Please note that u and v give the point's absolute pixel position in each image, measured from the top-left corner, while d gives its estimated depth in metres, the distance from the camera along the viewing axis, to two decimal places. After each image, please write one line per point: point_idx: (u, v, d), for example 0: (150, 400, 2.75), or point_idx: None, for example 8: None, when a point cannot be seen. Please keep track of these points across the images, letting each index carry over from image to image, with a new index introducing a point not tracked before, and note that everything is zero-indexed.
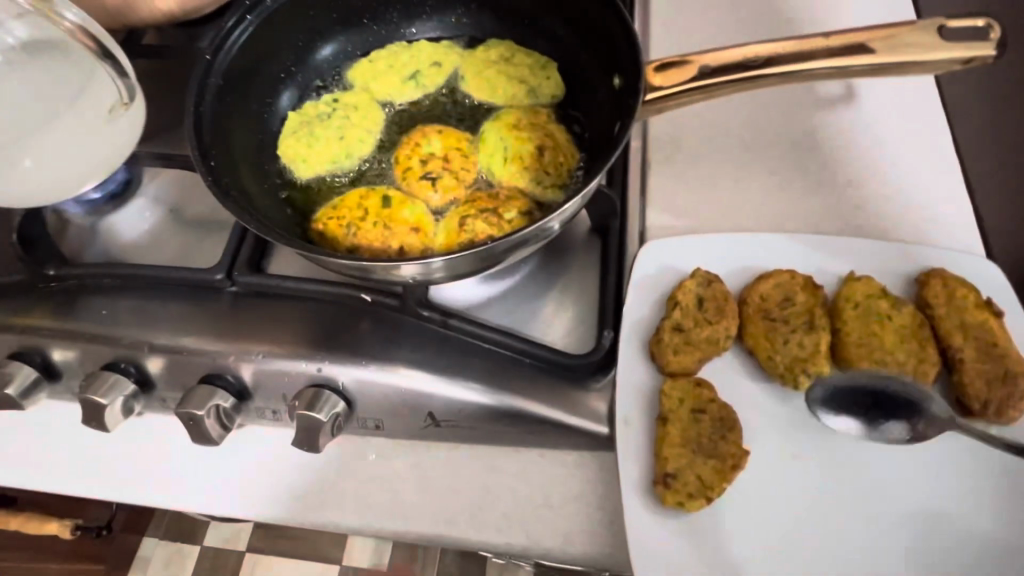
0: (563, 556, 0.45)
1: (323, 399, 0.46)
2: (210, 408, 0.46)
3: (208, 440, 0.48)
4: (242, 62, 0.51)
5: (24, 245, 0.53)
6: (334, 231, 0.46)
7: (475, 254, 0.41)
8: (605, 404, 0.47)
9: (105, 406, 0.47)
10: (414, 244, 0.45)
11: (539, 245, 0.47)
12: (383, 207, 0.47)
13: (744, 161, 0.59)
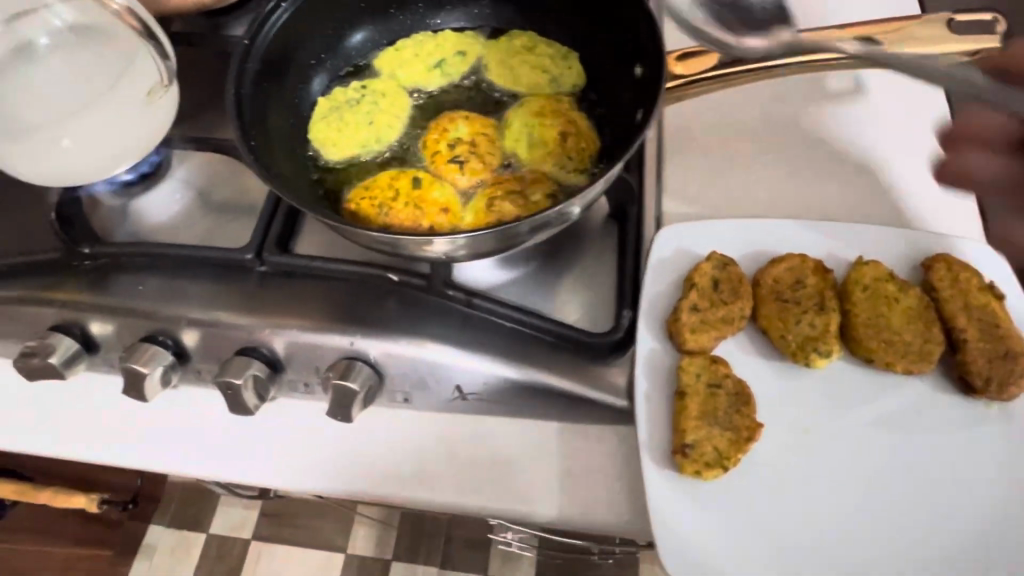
0: (585, 523, 0.47)
1: (355, 371, 0.48)
2: (249, 379, 0.48)
3: (243, 409, 0.49)
4: (276, 47, 0.52)
5: (65, 225, 0.55)
6: (367, 210, 0.48)
7: (505, 231, 0.43)
8: (625, 379, 0.49)
9: (145, 375, 0.48)
10: (445, 224, 0.47)
11: (561, 229, 0.49)
12: (414, 188, 0.48)
13: (756, 151, 0.61)
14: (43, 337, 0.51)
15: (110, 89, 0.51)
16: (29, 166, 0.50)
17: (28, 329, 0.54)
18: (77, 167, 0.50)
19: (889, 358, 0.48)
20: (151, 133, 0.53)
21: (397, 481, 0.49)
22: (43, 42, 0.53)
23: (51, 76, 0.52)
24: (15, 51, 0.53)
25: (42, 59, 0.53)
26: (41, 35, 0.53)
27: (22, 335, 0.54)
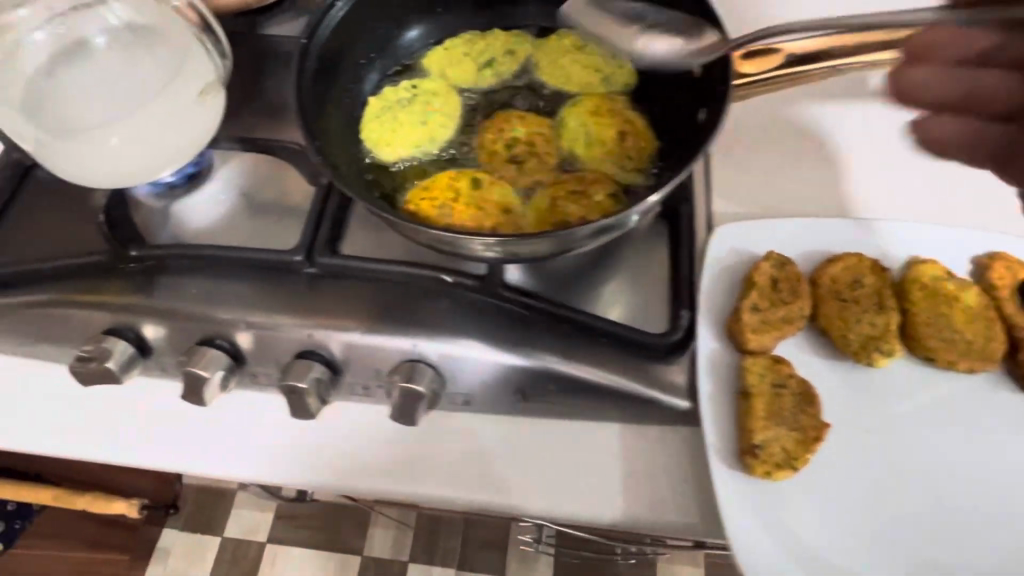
0: (651, 525, 0.46)
1: (420, 372, 0.47)
2: (312, 381, 0.47)
3: (305, 413, 0.49)
4: (330, 46, 0.52)
5: (111, 227, 0.55)
6: (427, 211, 0.48)
7: (567, 235, 0.43)
8: (685, 378, 0.49)
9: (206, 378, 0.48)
10: (507, 224, 0.47)
11: (616, 235, 0.48)
12: (474, 189, 0.48)
13: (803, 150, 0.61)
14: (100, 342, 0.49)
15: (164, 87, 0.51)
16: (76, 165, 0.49)
17: (77, 333, 0.53)
18: (122, 167, 0.49)
19: (953, 357, 0.48)
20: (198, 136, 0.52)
21: (458, 483, 0.49)
22: (100, 43, 0.53)
23: (101, 76, 0.52)
24: (72, 52, 0.53)
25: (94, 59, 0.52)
26: (99, 36, 0.54)
27: (71, 340, 0.54)
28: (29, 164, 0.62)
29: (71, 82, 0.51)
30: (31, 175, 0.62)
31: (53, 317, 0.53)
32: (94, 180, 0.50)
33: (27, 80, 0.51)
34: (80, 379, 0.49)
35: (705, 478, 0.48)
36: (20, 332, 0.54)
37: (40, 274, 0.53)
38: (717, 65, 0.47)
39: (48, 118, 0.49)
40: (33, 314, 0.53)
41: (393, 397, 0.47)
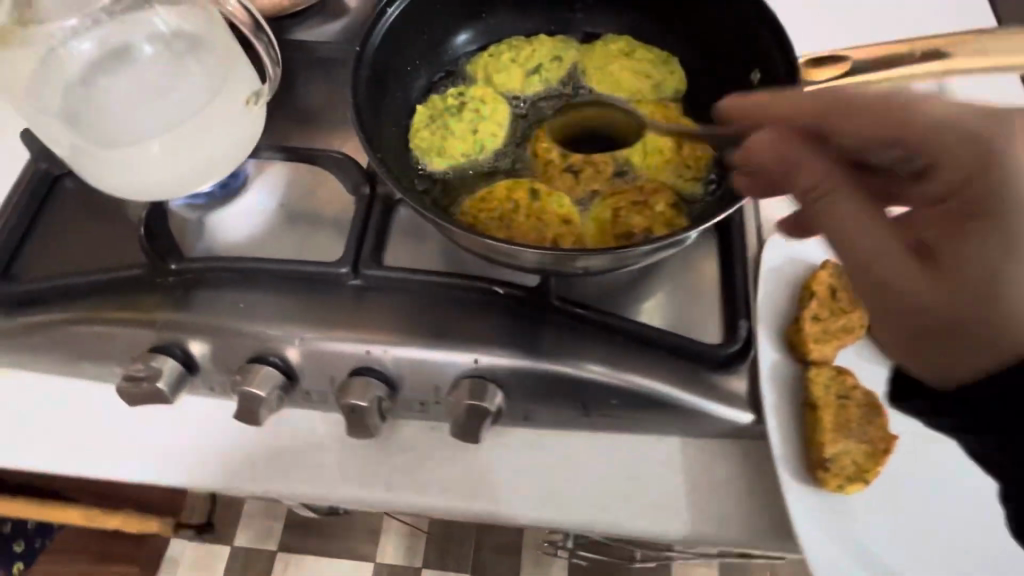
0: (719, 541, 0.45)
1: (484, 388, 0.46)
2: (372, 400, 0.46)
3: (365, 431, 0.47)
4: (381, 53, 0.50)
5: (151, 239, 0.52)
6: (485, 223, 0.47)
7: (625, 253, 0.41)
8: (747, 389, 0.48)
9: (263, 398, 0.47)
10: (569, 237, 0.46)
11: (672, 252, 0.46)
12: (533, 200, 0.47)
13: None
14: (147, 361, 0.48)
15: (212, 99, 0.48)
16: (114, 174, 0.47)
17: (116, 351, 0.51)
18: (161, 176, 0.48)
19: None
20: (237, 145, 0.50)
21: (519, 500, 0.48)
22: (146, 50, 0.50)
23: (143, 83, 0.49)
24: (113, 58, 0.50)
25: (135, 65, 0.50)
26: (144, 42, 0.50)
27: (110, 357, 0.52)
28: (58, 175, 0.60)
29: (113, 91, 0.49)
30: (60, 186, 0.60)
31: (89, 334, 0.51)
32: (129, 189, 0.49)
33: (64, 86, 0.48)
34: (128, 399, 0.48)
35: (772, 493, 0.47)
36: (54, 349, 0.52)
37: (77, 290, 0.52)
38: (780, 71, 0.45)
39: (91, 129, 0.47)
40: (71, 331, 0.51)
41: (457, 413, 0.46)
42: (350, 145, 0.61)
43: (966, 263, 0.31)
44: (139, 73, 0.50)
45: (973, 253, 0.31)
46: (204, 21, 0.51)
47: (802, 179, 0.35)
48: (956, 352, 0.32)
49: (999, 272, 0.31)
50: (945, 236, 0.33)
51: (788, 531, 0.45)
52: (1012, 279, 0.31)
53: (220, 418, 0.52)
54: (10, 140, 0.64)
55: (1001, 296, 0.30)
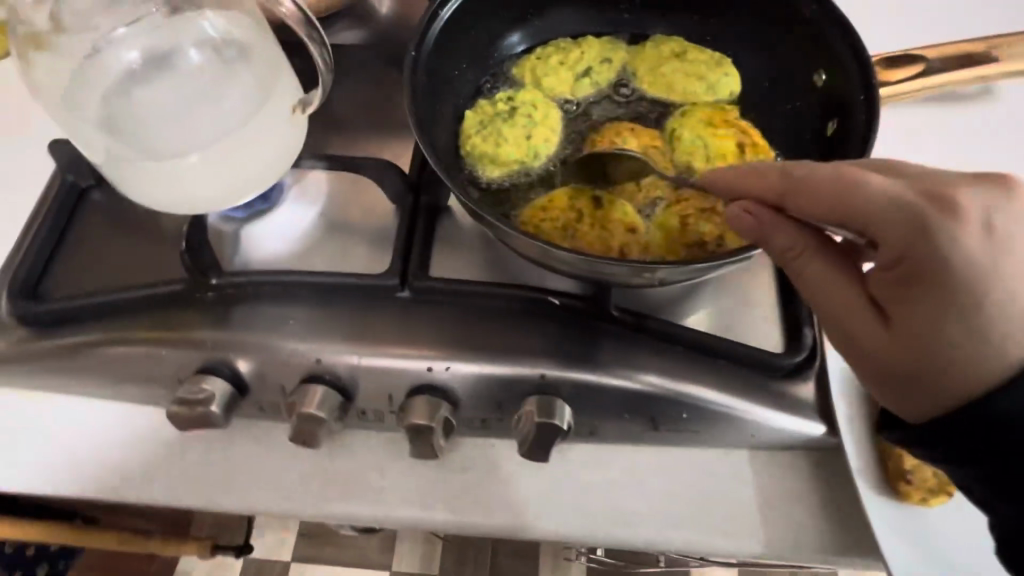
0: (796, 557, 0.44)
1: (553, 406, 0.44)
2: (440, 420, 0.45)
3: (428, 452, 0.46)
4: (431, 57, 0.48)
5: (192, 255, 0.50)
6: (547, 233, 0.45)
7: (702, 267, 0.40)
8: (818, 398, 0.47)
9: (325, 419, 0.46)
10: (637, 246, 0.44)
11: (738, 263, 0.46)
12: (596, 209, 0.45)
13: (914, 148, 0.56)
14: (198, 384, 0.46)
15: (255, 112, 0.44)
16: (150, 185, 0.43)
17: (158, 372, 0.49)
18: (200, 189, 0.44)
19: None
20: (278, 158, 0.47)
21: (587, 519, 0.46)
22: (193, 58, 0.46)
23: (184, 89, 0.45)
24: (154, 61, 0.46)
25: (176, 69, 0.46)
26: (191, 47, 0.46)
27: (151, 379, 0.50)
28: (85, 187, 0.58)
29: (149, 96, 0.45)
30: (87, 199, 0.58)
31: (130, 355, 0.49)
32: (165, 202, 0.45)
33: (100, 88, 0.44)
34: (178, 425, 0.46)
35: (847, 505, 0.46)
36: (93, 371, 0.50)
37: (118, 309, 0.50)
38: (852, 72, 0.44)
39: (123, 134, 0.43)
40: (111, 351, 0.49)
41: (525, 431, 0.44)
42: (391, 153, 0.60)
43: (920, 324, 0.34)
44: (180, 78, 0.45)
45: (920, 317, 0.34)
46: (259, 36, 0.47)
47: (778, 242, 0.38)
48: (916, 398, 0.36)
49: (939, 334, 0.34)
50: (897, 300, 0.35)
51: (867, 545, 0.44)
52: (955, 339, 0.34)
53: (270, 439, 0.50)
54: (32, 152, 0.61)
55: (943, 353, 0.34)
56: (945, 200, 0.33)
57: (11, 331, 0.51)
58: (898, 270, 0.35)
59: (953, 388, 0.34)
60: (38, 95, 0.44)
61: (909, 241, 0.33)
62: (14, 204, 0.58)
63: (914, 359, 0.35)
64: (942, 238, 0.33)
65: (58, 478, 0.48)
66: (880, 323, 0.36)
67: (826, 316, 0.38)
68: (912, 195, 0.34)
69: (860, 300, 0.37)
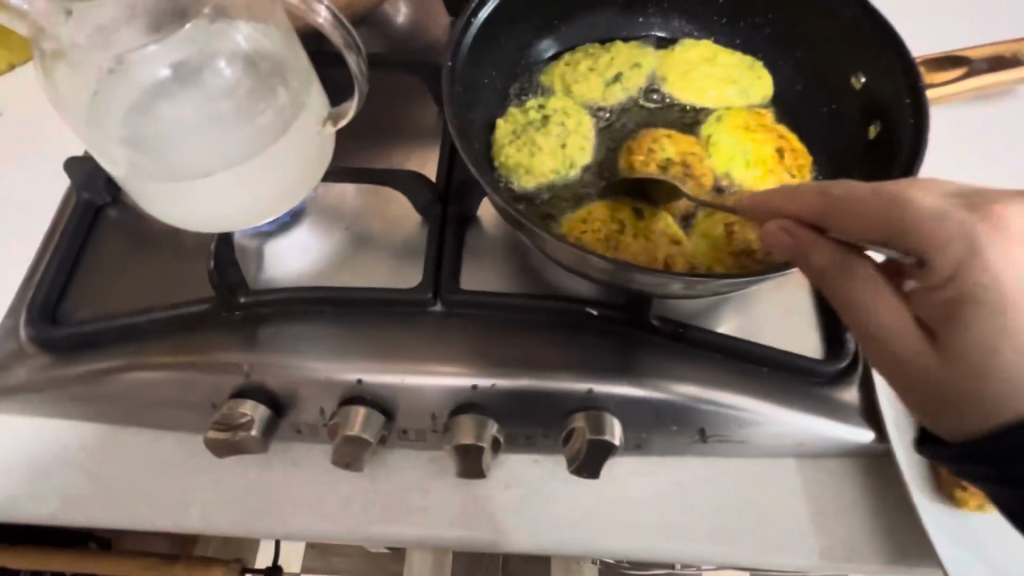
0: (850, 567, 0.44)
1: (604, 422, 0.44)
2: (488, 439, 0.45)
3: (475, 471, 0.45)
4: (464, 65, 0.47)
5: (219, 271, 0.48)
6: (590, 244, 0.44)
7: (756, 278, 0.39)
8: (864, 406, 0.47)
9: (371, 442, 0.45)
10: (682, 257, 0.43)
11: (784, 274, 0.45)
12: (638, 220, 0.45)
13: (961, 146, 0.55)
14: (236, 410, 0.45)
15: (286, 128, 0.42)
16: (179, 204, 0.42)
17: (189, 396, 0.48)
18: (229, 206, 0.43)
19: None
20: (308, 171, 0.45)
21: (637, 534, 0.45)
22: (224, 72, 0.44)
23: (211, 104, 0.43)
24: (181, 75, 0.43)
25: (202, 83, 0.43)
26: (221, 60, 0.44)
27: (182, 403, 0.48)
28: (101, 205, 0.56)
29: (177, 113, 0.42)
30: (104, 217, 0.56)
31: (160, 380, 0.47)
32: (193, 221, 0.44)
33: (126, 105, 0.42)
34: (215, 452, 0.45)
35: (897, 511, 0.45)
36: (121, 397, 0.48)
37: (145, 331, 0.48)
38: (896, 75, 0.44)
39: (151, 154, 0.41)
40: (138, 376, 0.47)
41: (574, 449, 0.44)
42: (416, 164, 0.58)
43: (970, 344, 0.33)
44: (207, 92, 0.43)
45: (972, 337, 0.33)
46: (290, 50, 0.45)
47: (816, 261, 0.37)
48: (968, 421, 0.35)
49: (994, 354, 0.33)
50: (944, 321, 0.34)
51: (919, 552, 0.44)
52: (1010, 358, 0.33)
53: (308, 462, 0.49)
54: (42, 168, 0.59)
55: (994, 373, 0.33)
56: (992, 215, 0.33)
57: (30, 357, 0.49)
58: (946, 290, 0.34)
59: (1008, 412, 0.33)
60: (63, 114, 0.42)
61: (959, 260, 0.33)
62: (26, 223, 0.56)
63: (966, 380, 0.34)
64: (994, 256, 0.32)
65: (88, 509, 0.47)
66: (927, 344, 0.35)
67: (869, 338, 0.36)
68: (959, 213, 0.33)
69: (906, 321, 0.35)
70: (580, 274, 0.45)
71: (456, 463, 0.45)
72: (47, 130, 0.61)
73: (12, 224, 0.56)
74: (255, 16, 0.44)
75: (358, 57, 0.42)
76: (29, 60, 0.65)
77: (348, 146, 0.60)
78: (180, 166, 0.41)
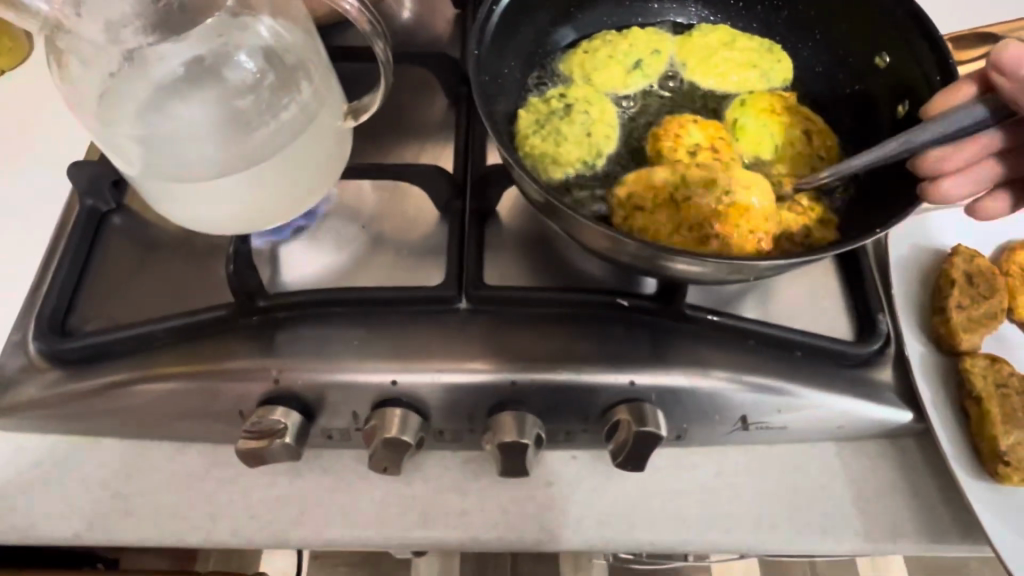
0: (895, 548, 0.44)
1: (647, 414, 0.43)
2: (531, 436, 0.44)
3: (517, 469, 0.44)
4: (484, 54, 0.46)
5: (237, 275, 0.46)
6: (649, 172, 0.45)
7: (804, 258, 0.37)
8: (899, 388, 0.47)
9: (411, 445, 0.43)
10: (732, 171, 0.45)
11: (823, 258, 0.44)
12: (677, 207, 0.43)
13: None
14: (268, 417, 0.44)
15: (309, 124, 0.41)
16: (199, 206, 0.40)
17: (213, 406, 0.46)
18: (251, 206, 0.41)
19: None
20: (329, 168, 0.44)
21: (682, 526, 0.45)
22: (244, 65, 0.42)
23: (227, 100, 0.41)
24: (199, 70, 0.42)
25: (217, 79, 0.42)
26: (240, 53, 0.42)
27: (205, 414, 0.46)
28: (105, 211, 0.54)
29: (191, 111, 0.40)
30: (108, 224, 0.54)
31: (182, 390, 0.45)
32: (209, 223, 0.42)
33: (143, 102, 0.40)
34: (248, 461, 0.44)
35: (935, 490, 0.46)
36: (139, 410, 0.46)
37: (165, 340, 0.46)
38: (923, 53, 0.45)
39: (169, 154, 0.39)
40: (155, 387, 0.45)
41: (621, 440, 0.43)
42: (431, 160, 0.57)
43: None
44: (222, 88, 0.41)
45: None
46: (310, 44, 0.43)
47: None
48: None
49: None
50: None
51: (960, 530, 0.45)
52: None
53: (340, 468, 0.48)
54: (38, 175, 0.56)
55: None
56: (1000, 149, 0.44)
57: (41, 373, 0.47)
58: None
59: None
60: (76, 113, 0.40)
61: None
62: (23, 233, 0.54)
63: None
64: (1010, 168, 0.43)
65: (111, 528, 0.45)
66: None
67: None
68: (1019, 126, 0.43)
69: None
70: (614, 263, 0.43)
71: (497, 462, 0.44)
72: (40, 135, 0.59)
73: (10, 234, 0.54)
74: (278, 12, 0.43)
75: (384, 44, 0.42)
76: (14, 66, 0.62)
77: (360, 143, 0.58)
78: (199, 166, 0.39)
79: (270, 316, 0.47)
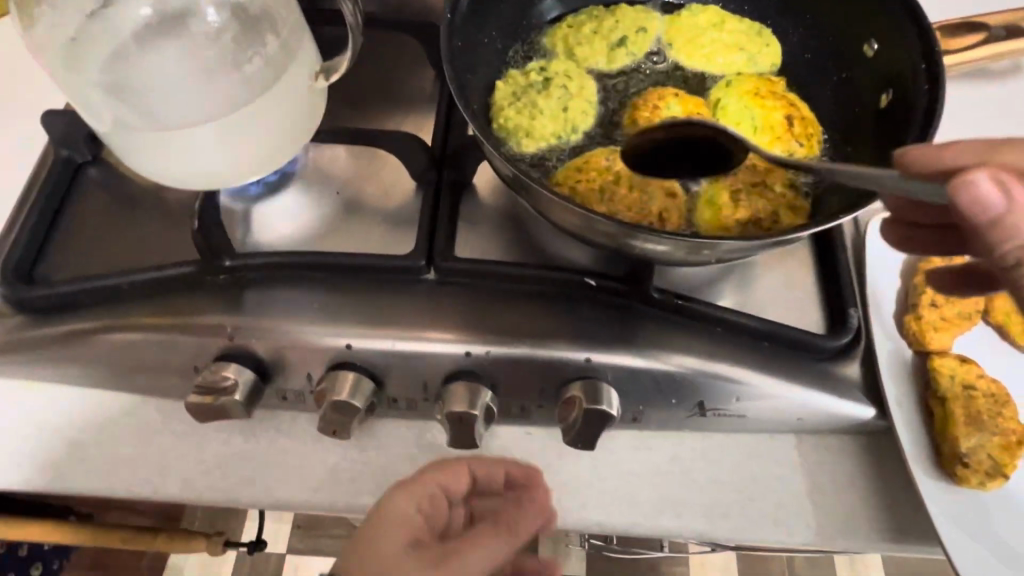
0: (849, 545, 0.44)
1: (600, 393, 0.43)
2: (481, 406, 0.43)
3: (469, 438, 0.44)
4: (461, 20, 0.46)
5: (201, 231, 0.45)
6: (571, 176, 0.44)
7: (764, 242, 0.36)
8: (867, 384, 0.46)
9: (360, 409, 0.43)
10: None
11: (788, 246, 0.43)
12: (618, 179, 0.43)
13: (964, 122, 0.54)
14: (221, 374, 0.44)
15: (274, 80, 0.40)
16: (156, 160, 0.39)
17: (171, 361, 0.46)
18: (208, 162, 0.39)
19: None
20: (296, 128, 0.42)
21: (633, 507, 0.45)
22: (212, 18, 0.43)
23: (191, 53, 0.41)
24: (169, 24, 0.42)
25: (184, 31, 0.42)
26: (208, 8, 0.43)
27: (165, 368, 0.46)
28: (80, 163, 0.54)
29: (156, 62, 0.41)
30: (83, 175, 0.54)
31: (140, 343, 0.45)
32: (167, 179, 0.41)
33: (110, 52, 0.40)
34: (199, 417, 0.44)
35: (895, 489, 0.45)
36: (98, 360, 0.46)
37: (126, 293, 0.46)
38: (910, 41, 0.43)
39: (128, 101, 0.39)
40: (110, 338, 0.45)
41: (570, 419, 0.43)
42: (411, 128, 0.56)
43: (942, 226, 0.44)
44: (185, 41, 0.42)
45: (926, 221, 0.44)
46: None
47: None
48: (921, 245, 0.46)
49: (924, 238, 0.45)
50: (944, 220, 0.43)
51: (916, 530, 0.44)
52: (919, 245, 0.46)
53: (296, 430, 0.48)
54: (20, 125, 0.56)
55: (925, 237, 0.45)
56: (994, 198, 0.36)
57: (6, 318, 0.47)
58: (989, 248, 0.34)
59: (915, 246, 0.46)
60: (42, 61, 0.40)
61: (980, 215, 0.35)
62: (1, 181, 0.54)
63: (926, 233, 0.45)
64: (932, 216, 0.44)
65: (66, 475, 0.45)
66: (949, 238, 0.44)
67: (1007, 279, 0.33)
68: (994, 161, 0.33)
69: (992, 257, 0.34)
70: (579, 239, 0.43)
71: (450, 432, 0.44)
72: (25, 85, 0.59)
73: None
74: None
75: (353, 5, 0.41)
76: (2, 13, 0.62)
77: (342, 110, 0.57)
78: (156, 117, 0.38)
79: (235, 276, 0.46)
